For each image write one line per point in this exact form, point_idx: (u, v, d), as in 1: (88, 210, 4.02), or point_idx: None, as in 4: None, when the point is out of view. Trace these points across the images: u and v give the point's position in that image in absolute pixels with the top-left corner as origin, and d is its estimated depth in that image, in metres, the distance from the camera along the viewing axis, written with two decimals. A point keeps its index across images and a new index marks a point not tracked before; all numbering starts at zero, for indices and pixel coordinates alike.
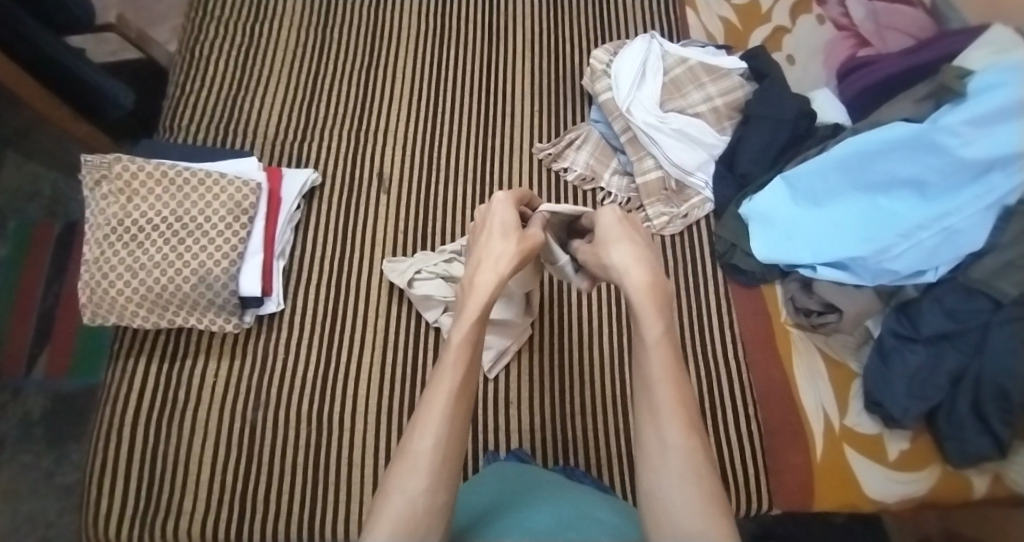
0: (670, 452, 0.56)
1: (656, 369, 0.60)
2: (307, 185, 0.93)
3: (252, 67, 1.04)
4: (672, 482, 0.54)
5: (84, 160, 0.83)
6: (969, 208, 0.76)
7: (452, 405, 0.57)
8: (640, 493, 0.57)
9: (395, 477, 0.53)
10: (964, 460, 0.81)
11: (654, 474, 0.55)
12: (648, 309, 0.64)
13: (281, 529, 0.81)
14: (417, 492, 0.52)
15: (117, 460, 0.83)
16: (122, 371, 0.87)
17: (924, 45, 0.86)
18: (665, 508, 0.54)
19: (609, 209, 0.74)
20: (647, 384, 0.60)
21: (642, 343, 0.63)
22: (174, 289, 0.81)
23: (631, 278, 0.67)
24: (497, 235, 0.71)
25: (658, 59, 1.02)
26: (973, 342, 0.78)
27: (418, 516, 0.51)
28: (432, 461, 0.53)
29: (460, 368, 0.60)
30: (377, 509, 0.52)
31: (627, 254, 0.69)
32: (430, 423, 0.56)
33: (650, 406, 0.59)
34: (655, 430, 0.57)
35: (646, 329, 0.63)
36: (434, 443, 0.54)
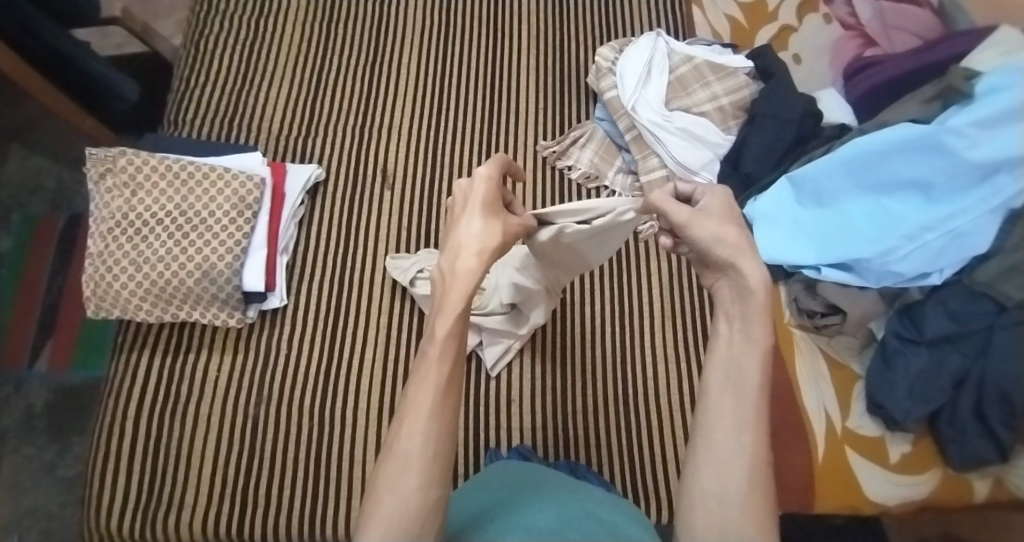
0: (742, 459, 0.50)
1: (751, 372, 0.52)
2: (310, 181, 0.93)
3: (257, 62, 1.04)
4: (739, 486, 0.49)
5: (88, 153, 0.83)
6: (976, 210, 0.76)
7: (438, 401, 0.51)
8: (691, 486, 0.52)
9: (384, 475, 0.50)
10: (965, 463, 0.82)
11: (719, 473, 0.50)
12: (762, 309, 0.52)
13: (282, 525, 0.81)
14: (409, 491, 0.49)
15: (120, 454, 0.83)
16: (125, 365, 0.88)
17: (931, 45, 0.85)
18: (721, 512, 0.50)
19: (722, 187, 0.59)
20: (734, 381, 0.52)
21: (743, 339, 0.53)
22: (178, 283, 0.81)
23: (754, 270, 0.53)
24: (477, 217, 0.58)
25: (664, 57, 1.01)
26: (976, 346, 0.79)
27: (410, 515, 0.48)
28: (424, 459, 0.50)
29: (442, 368, 0.52)
30: (369, 507, 0.49)
31: (710, 229, 0.56)
32: (416, 421, 0.51)
33: (734, 405, 0.51)
34: (731, 431, 0.51)
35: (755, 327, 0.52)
36: (424, 443, 0.50)
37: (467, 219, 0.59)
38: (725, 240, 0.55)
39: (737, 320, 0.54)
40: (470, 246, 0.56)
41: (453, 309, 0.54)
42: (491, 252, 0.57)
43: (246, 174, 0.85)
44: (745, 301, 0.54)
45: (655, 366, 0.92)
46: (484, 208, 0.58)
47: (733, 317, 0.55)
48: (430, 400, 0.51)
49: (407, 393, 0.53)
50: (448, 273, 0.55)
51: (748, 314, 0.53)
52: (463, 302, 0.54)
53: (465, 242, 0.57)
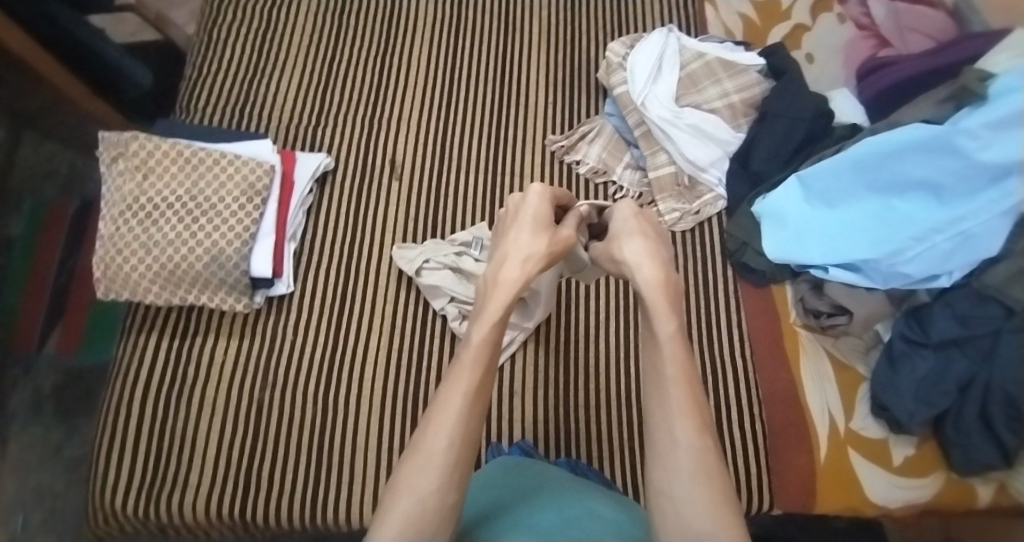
0: (679, 450, 0.57)
1: (668, 365, 0.62)
2: (320, 169, 0.94)
3: (269, 51, 1.05)
4: (684, 482, 0.55)
5: (102, 136, 0.83)
6: (986, 212, 0.77)
7: (468, 405, 0.59)
8: (651, 493, 0.57)
9: (406, 473, 0.55)
10: (970, 468, 0.81)
11: (665, 471, 0.57)
12: (663, 306, 0.66)
13: (284, 509, 0.82)
14: (429, 490, 0.54)
15: (126, 434, 0.85)
16: (132, 347, 0.89)
17: (945, 47, 0.86)
18: (676, 511, 0.54)
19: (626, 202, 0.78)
20: (655, 377, 0.62)
21: (654, 340, 0.65)
22: (187, 266, 0.81)
23: (644, 272, 0.69)
24: (527, 230, 0.73)
25: (675, 53, 1.00)
26: (982, 350, 0.78)
27: (427, 514, 0.53)
28: (446, 458, 0.55)
29: (476, 370, 0.62)
30: (385, 507, 0.54)
31: (636, 249, 0.72)
32: (444, 419, 0.58)
33: (661, 400, 0.60)
34: (665, 429, 0.58)
35: (659, 326, 0.64)
36: (449, 445, 0.56)
37: (518, 228, 0.74)
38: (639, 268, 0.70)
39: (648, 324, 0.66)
40: (525, 254, 0.71)
41: (493, 316, 0.66)
42: (538, 261, 0.71)
43: (256, 161, 0.86)
44: (646, 308, 0.67)
45: None
46: (534, 225, 0.73)
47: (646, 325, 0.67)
48: (460, 403, 0.59)
49: (437, 395, 0.61)
50: (501, 281, 0.69)
51: (650, 312, 0.66)
52: (507, 309, 0.67)
53: (515, 252, 0.71)
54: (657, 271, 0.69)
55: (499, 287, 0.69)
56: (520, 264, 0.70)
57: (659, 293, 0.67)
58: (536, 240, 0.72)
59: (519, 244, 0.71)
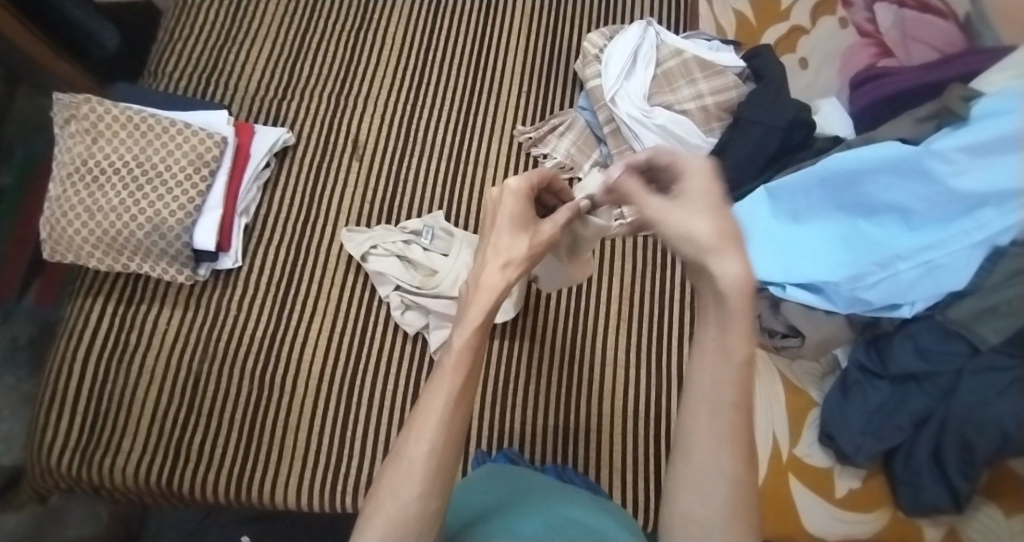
0: (720, 484, 0.43)
1: (728, 388, 0.44)
2: (278, 144, 0.93)
3: (243, 20, 1.04)
4: (719, 512, 0.43)
5: (55, 98, 0.83)
6: (957, 242, 0.73)
7: (450, 411, 0.47)
8: (669, 510, 0.45)
9: (387, 479, 0.46)
10: (917, 509, 0.77)
11: (698, 497, 0.44)
12: (742, 316, 0.44)
13: (211, 480, 0.82)
14: (411, 496, 0.45)
15: (65, 394, 0.85)
16: (80, 308, 0.89)
17: (946, 61, 0.78)
18: (701, 535, 0.44)
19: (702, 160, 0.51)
20: (709, 399, 0.44)
21: (719, 356, 0.44)
22: (128, 234, 0.82)
23: (726, 270, 0.45)
24: (508, 232, 0.56)
25: (652, 49, 0.96)
26: (943, 386, 0.73)
27: (410, 521, 0.44)
28: (427, 468, 0.46)
29: (459, 376, 0.48)
30: (367, 510, 0.46)
31: (712, 222, 0.47)
32: (424, 425, 0.47)
33: (710, 425, 0.44)
34: (709, 452, 0.43)
35: (733, 342, 0.44)
36: (430, 451, 0.46)
37: (503, 230, 0.56)
38: (694, 237, 0.47)
39: (713, 333, 0.45)
40: (503, 257, 0.55)
41: (472, 321, 0.51)
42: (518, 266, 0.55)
43: (206, 132, 0.86)
44: (717, 311, 0.45)
45: (605, 371, 0.89)
46: (517, 222, 0.57)
47: (706, 330, 0.46)
48: (441, 411, 0.47)
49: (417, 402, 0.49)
50: (475, 284, 0.53)
51: (725, 321, 0.44)
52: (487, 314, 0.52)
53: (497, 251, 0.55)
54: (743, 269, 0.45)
55: (477, 292, 0.53)
56: (501, 268, 0.54)
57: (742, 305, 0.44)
58: (519, 240, 0.56)
59: (497, 248, 0.55)
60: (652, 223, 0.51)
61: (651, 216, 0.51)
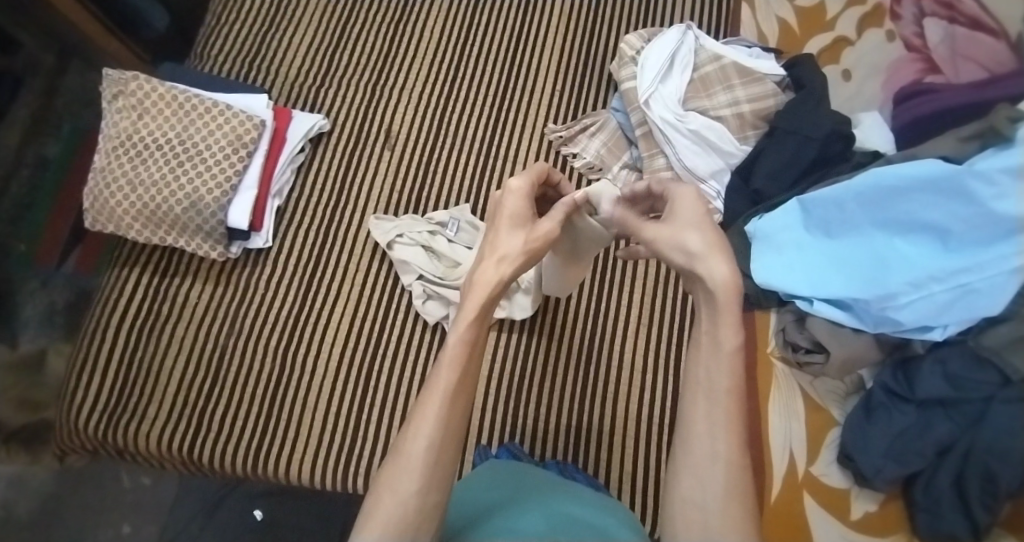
0: (716, 467, 0.45)
1: (721, 377, 0.47)
2: (314, 129, 0.95)
3: (288, 6, 1.06)
4: (716, 494, 0.45)
5: (105, 74, 0.87)
6: (994, 268, 0.69)
7: (447, 407, 0.48)
8: (671, 499, 0.47)
9: (388, 473, 0.47)
10: (934, 538, 0.74)
11: (696, 481, 0.46)
12: (731, 313, 0.47)
13: (229, 452, 0.84)
14: (410, 492, 0.46)
15: (97, 358, 0.88)
16: (117, 277, 0.93)
17: (993, 80, 0.75)
18: (702, 521, 0.45)
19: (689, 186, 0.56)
20: (703, 387, 0.47)
21: (712, 347, 0.48)
22: (166, 209, 0.84)
23: (713, 271, 0.49)
24: (505, 230, 0.55)
25: (690, 53, 0.95)
26: (970, 413, 0.72)
27: (410, 516, 0.46)
28: (427, 464, 0.47)
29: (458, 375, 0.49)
30: (369, 505, 0.47)
31: (706, 237, 0.51)
32: (424, 422, 0.48)
33: (705, 409, 0.47)
34: (705, 436, 0.46)
35: (723, 333, 0.47)
36: (429, 447, 0.47)
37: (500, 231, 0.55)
38: (687, 245, 0.51)
39: (706, 326, 0.49)
40: (500, 254, 0.54)
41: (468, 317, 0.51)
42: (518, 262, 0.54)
43: (247, 114, 0.88)
44: (709, 305, 0.49)
45: (621, 373, 0.89)
46: (516, 220, 0.56)
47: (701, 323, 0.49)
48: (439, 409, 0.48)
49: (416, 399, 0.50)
50: (471, 280, 0.52)
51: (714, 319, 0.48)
52: (486, 307, 0.52)
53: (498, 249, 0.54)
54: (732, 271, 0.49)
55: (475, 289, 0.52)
56: (499, 265, 0.53)
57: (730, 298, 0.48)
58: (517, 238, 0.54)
59: (497, 247, 0.54)
60: (651, 242, 0.55)
61: (648, 235, 0.55)
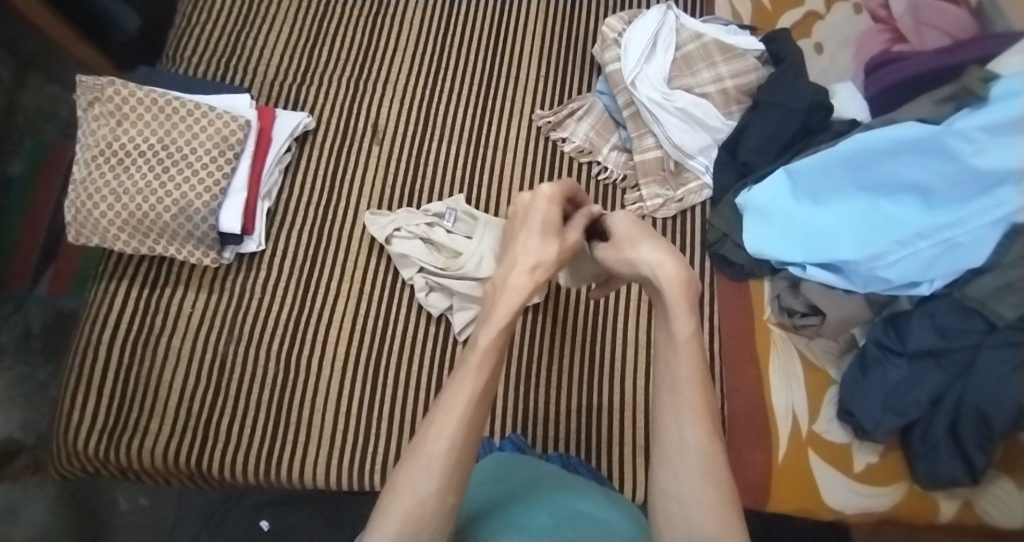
0: (688, 455, 0.55)
1: (683, 367, 0.60)
2: (299, 128, 0.93)
3: (260, 3, 1.04)
4: (691, 486, 0.54)
5: (78, 80, 0.83)
6: (976, 221, 0.72)
7: (469, 410, 0.57)
8: (655, 492, 0.56)
9: (407, 473, 0.53)
10: (933, 482, 0.79)
11: (674, 473, 0.55)
12: (682, 306, 0.62)
13: (240, 461, 0.83)
14: (428, 492, 0.52)
15: (91, 378, 0.85)
16: (104, 292, 0.89)
17: (960, 45, 0.78)
18: (682, 511, 0.54)
19: (622, 212, 0.71)
20: (668, 374, 0.60)
21: (671, 340, 0.62)
22: (154, 217, 0.82)
23: (664, 271, 0.64)
24: (536, 235, 0.68)
25: (672, 32, 0.96)
26: (960, 363, 0.75)
27: (425, 515, 0.52)
28: (444, 464, 0.53)
29: (480, 375, 0.59)
30: (384, 503, 0.53)
31: (654, 250, 0.66)
32: (445, 425, 0.55)
33: (670, 392, 0.60)
34: (677, 428, 0.57)
35: (677, 325, 0.61)
36: (449, 447, 0.54)
37: (527, 234, 0.68)
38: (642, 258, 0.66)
39: (663, 323, 0.63)
40: (531, 261, 0.66)
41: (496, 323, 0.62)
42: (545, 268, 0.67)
43: (230, 114, 0.86)
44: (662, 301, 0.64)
45: (626, 350, 0.89)
46: (544, 228, 0.68)
47: (660, 320, 0.64)
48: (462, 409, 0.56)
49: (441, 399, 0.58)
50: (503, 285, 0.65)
51: (669, 312, 0.63)
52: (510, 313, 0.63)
53: (526, 256, 0.66)
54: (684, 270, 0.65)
55: (508, 292, 0.64)
56: (528, 269, 0.66)
57: (680, 297, 0.63)
58: (544, 245, 0.67)
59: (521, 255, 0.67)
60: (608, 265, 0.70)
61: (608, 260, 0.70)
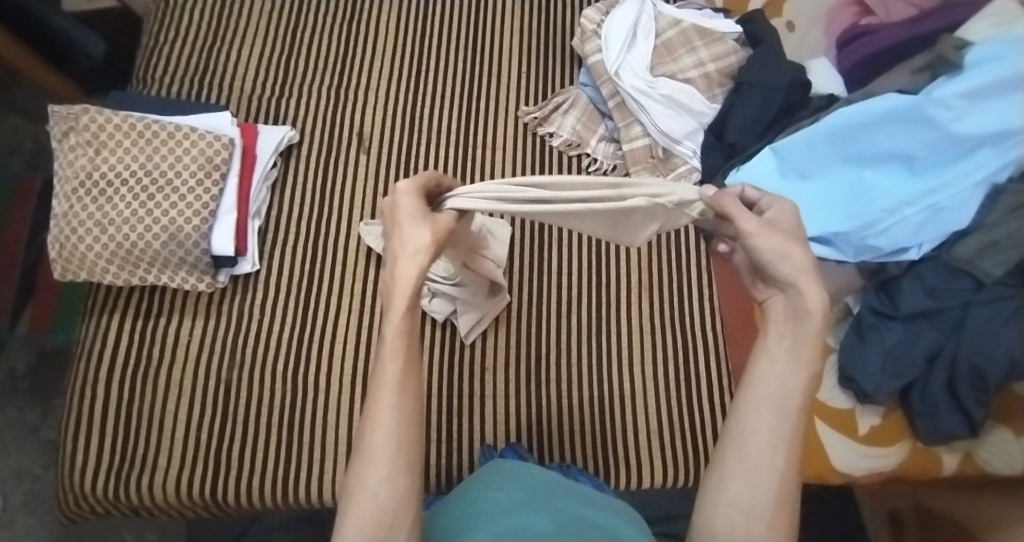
0: (773, 475, 0.47)
1: (794, 391, 0.48)
2: (284, 142, 0.92)
3: (229, 15, 1.01)
4: (766, 505, 0.46)
5: (51, 111, 0.82)
6: (958, 184, 0.74)
7: (400, 393, 0.46)
8: (713, 498, 0.48)
9: (359, 469, 0.45)
10: (935, 437, 0.80)
11: (747, 488, 0.47)
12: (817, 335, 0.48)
13: (258, 485, 0.81)
14: (380, 482, 0.44)
15: (92, 416, 0.83)
16: (96, 327, 0.87)
17: (927, 14, 0.80)
18: (743, 523, 0.47)
19: (789, 205, 0.53)
20: (777, 396, 0.48)
21: (788, 358, 0.49)
22: (144, 246, 0.80)
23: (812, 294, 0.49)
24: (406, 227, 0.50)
25: (651, 21, 0.97)
26: (952, 321, 0.76)
27: (385, 511, 0.43)
28: (389, 453, 0.44)
29: (401, 362, 0.46)
30: (344, 502, 0.45)
31: (774, 244, 0.50)
32: (382, 413, 0.45)
33: (774, 417, 0.48)
34: (765, 446, 0.47)
35: (805, 352, 0.48)
36: (390, 435, 0.45)
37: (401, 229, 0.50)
38: (788, 257, 0.50)
39: (779, 337, 0.50)
40: (408, 249, 0.49)
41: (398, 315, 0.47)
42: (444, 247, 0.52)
43: (214, 134, 0.84)
44: (800, 324, 0.49)
45: (630, 337, 0.90)
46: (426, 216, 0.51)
47: (774, 330, 0.50)
48: (393, 395, 0.46)
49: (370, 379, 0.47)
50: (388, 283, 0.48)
51: (797, 335, 0.49)
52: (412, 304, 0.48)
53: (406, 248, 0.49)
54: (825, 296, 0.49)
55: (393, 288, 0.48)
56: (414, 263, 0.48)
57: (817, 330, 0.48)
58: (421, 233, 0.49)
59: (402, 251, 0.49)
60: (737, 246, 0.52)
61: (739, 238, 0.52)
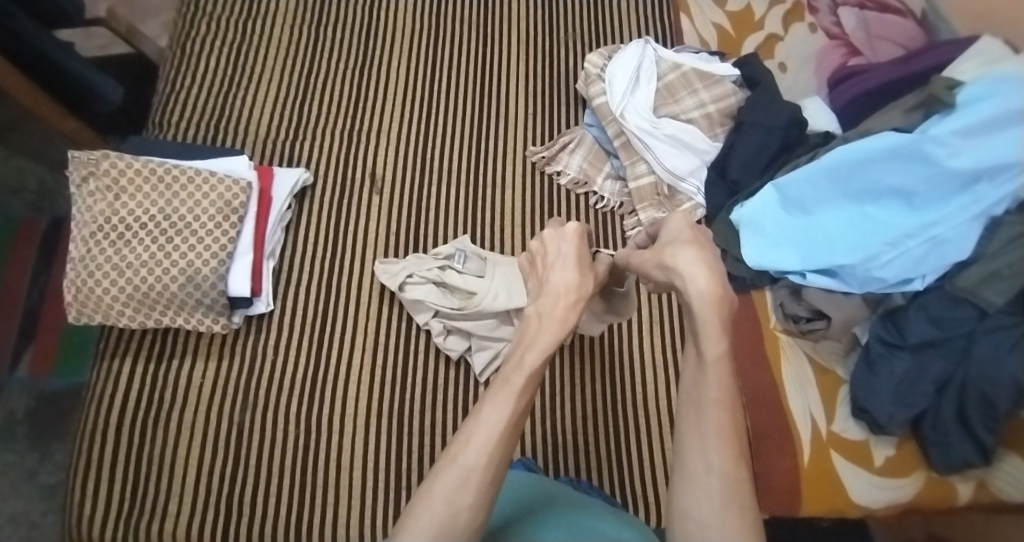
0: (710, 477, 0.52)
1: (711, 390, 0.56)
2: (298, 185, 0.94)
3: (246, 65, 1.06)
4: (712, 506, 0.51)
5: (71, 156, 0.83)
6: (958, 217, 0.74)
7: (505, 430, 0.55)
8: (677, 513, 0.53)
9: (440, 480, 0.51)
10: (949, 467, 0.78)
11: (694, 490, 0.52)
12: (713, 323, 0.57)
13: (268, 529, 0.79)
14: (463, 504, 0.50)
15: (102, 460, 0.81)
16: (107, 371, 0.86)
17: (914, 55, 0.84)
18: (700, 530, 0.51)
19: (679, 213, 0.67)
20: (696, 402, 0.56)
21: (699, 363, 0.58)
22: (161, 288, 0.80)
23: (695, 282, 0.60)
24: (557, 268, 0.68)
25: (653, 64, 1.02)
26: (958, 349, 0.75)
27: (456, 523, 0.49)
28: (479, 476, 0.52)
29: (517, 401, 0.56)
30: (415, 511, 0.50)
31: (688, 252, 0.62)
32: (482, 438, 0.53)
33: (699, 422, 0.55)
34: (700, 445, 0.54)
35: (707, 345, 0.57)
36: (484, 459, 0.52)
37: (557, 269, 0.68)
38: (686, 258, 0.62)
39: (693, 342, 0.59)
40: (552, 290, 0.66)
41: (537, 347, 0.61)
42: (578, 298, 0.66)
43: (232, 178, 0.86)
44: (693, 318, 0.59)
45: (644, 372, 0.91)
46: (579, 261, 0.68)
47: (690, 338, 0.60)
48: (498, 428, 0.54)
49: (480, 412, 0.56)
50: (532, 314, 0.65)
51: (697, 331, 0.59)
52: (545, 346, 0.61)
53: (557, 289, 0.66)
54: (716, 280, 0.59)
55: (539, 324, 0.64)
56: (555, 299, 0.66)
57: (709, 312, 0.58)
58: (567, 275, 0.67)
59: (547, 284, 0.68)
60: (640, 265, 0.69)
61: (637, 261, 0.69)
